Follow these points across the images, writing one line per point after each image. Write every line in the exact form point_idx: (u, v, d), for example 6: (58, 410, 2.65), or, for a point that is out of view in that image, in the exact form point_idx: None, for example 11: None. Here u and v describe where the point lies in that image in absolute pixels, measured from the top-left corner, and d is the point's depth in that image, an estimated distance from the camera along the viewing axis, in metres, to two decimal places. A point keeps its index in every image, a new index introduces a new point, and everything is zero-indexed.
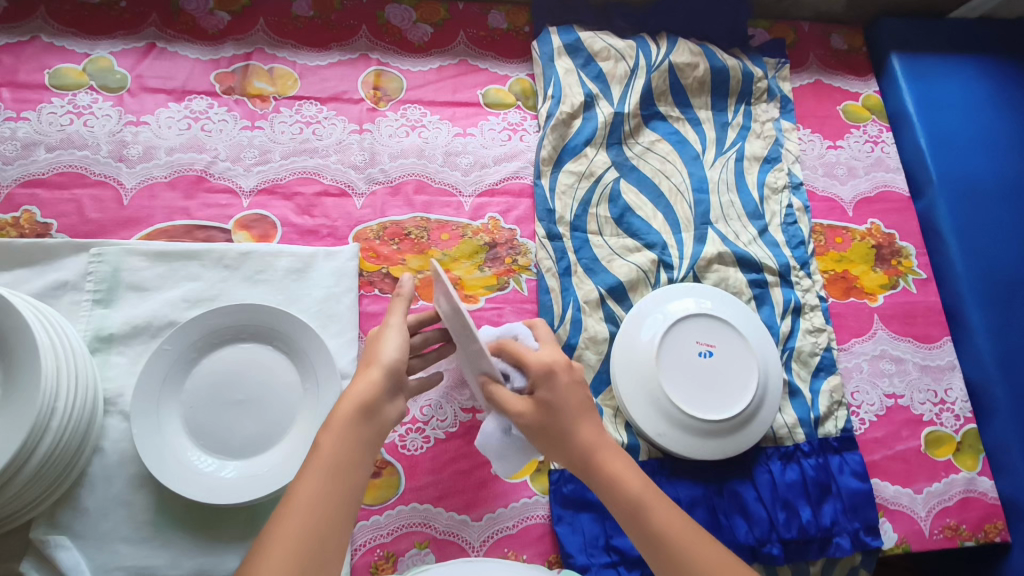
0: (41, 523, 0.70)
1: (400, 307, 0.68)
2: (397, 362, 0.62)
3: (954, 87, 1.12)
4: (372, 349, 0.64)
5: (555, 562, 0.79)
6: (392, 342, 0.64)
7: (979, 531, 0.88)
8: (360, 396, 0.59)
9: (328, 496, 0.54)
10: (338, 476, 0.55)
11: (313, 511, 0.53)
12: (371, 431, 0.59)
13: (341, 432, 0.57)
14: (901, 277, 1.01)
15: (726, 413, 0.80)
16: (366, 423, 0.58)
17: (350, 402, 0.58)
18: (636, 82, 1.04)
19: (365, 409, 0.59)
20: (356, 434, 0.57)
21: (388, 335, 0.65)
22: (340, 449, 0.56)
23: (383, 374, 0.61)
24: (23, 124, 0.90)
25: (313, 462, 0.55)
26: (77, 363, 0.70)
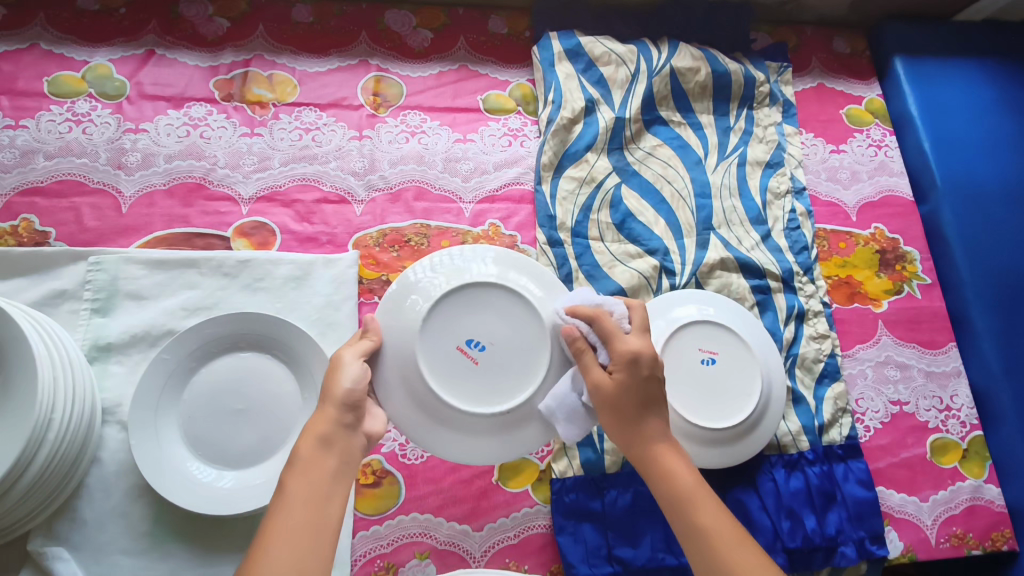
0: (39, 534, 0.69)
1: (365, 345, 0.65)
2: (351, 395, 0.61)
3: (958, 90, 1.11)
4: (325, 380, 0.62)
5: (556, 572, 0.78)
6: (346, 374, 0.62)
7: (986, 540, 0.86)
8: (318, 428, 0.58)
9: (303, 529, 0.53)
10: (310, 508, 0.54)
11: (290, 543, 0.51)
12: (335, 461, 0.58)
13: (302, 469, 0.56)
14: (905, 282, 1.01)
15: (727, 422, 0.79)
16: (327, 453, 0.58)
17: (310, 438, 0.58)
18: (637, 86, 1.03)
19: (324, 440, 0.58)
20: (321, 467, 0.57)
21: (348, 366, 0.63)
22: (308, 482, 0.55)
23: (340, 407, 0.60)
24: (22, 132, 0.90)
25: (282, 497, 0.54)
26: (74, 372, 0.70)
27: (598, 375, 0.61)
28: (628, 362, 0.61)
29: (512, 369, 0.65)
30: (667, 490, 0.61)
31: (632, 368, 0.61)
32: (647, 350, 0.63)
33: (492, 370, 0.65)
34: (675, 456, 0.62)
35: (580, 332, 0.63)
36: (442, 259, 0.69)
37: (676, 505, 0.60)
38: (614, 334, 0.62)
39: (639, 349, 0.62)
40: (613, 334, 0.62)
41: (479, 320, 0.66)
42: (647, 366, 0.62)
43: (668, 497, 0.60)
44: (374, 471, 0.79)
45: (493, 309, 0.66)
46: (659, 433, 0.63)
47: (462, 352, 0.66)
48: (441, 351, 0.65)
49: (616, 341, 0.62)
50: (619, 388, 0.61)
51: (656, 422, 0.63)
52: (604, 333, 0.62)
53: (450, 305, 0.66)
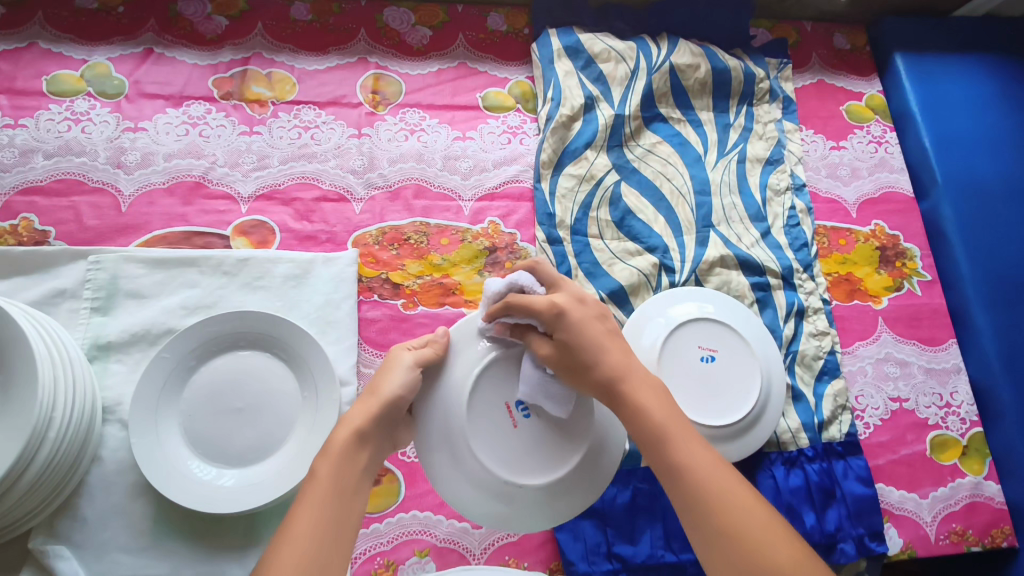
0: (41, 533, 0.70)
1: (425, 354, 0.65)
2: (398, 398, 0.62)
3: (959, 86, 1.11)
4: (377, 378, 0.63)
5: (556, 569, 0.78)
6: (398, 376, 0.63)
7: (986, 536, 0.87)
8: (355, 421, 0.60)
9: (331, 516, 0.54)
10: (340, 497, 0.55)
11: (319, 527, 0.52)
12: (367, 456, 0.60)
13: (337, 458, 0.58)
14: (905, 279, 1.00)
15: (727, 419, 0.79)
16: (361, 448, 0.59)
17: (347, 430, 0.60)
18: (637, 84, 1.03)
19: (360, 436, 0.60)
20: (354, 460, 0.58)
21: (399, 367, 0.64)
22: (341, 472, 0.57)
23: (384, 407, 0.61)
24: (21, 131, 0.90)
25: (314, 482, 0.56)
26: (74, 370, 0.70)
27: (543, 348, 0.62)
28: (555, 317, 0.61)
29: (546, 444, 0.64)
30: (638, 426, 0.58)
31: (563, 322, 0.61)
32: (569, 300, 0.63)
33: (528, 441, 0.64)
34: (643, 392, 0.59)
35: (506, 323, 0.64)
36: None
37: (651, 441, 0.57)
38: (528, 300, 0.62)
39: (561, 302, 0.62)
40: (527, 305, 0.62)
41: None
42: (575, 314, 0.62)
43: (642, 433, 0.57)
44: None
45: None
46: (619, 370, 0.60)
47: (509, 412, 0.65)
48: (490, 406, 0.64)
49: (533, 304, 0.62)
50: (562, 348, 0.61)
51: (613, 360, 0.60)
52: (523, 304, 0.62)
53: (516, 360, 0.65)
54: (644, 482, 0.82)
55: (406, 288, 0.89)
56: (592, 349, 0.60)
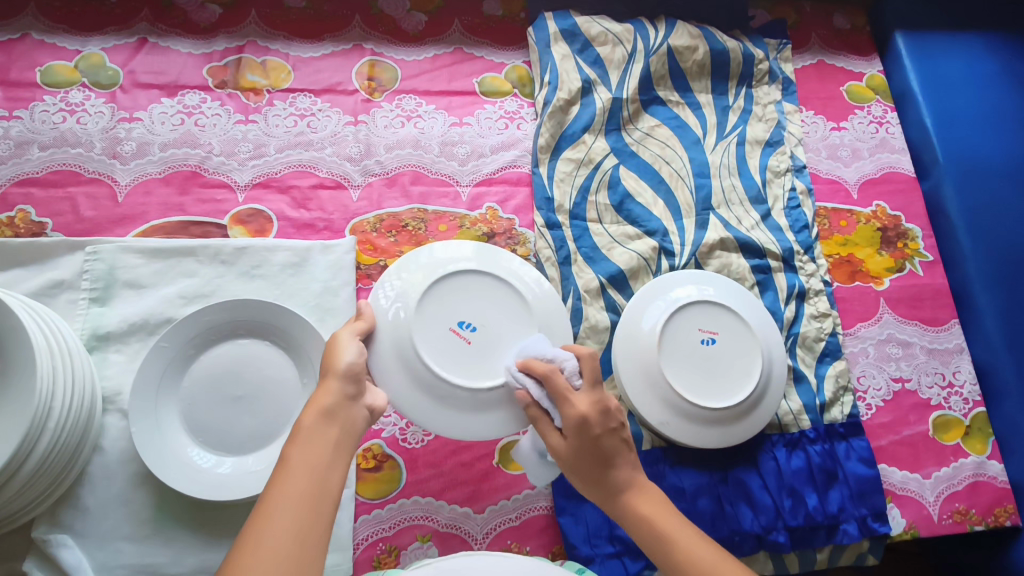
0: (42, 523, 0.70)
1: (359, 326, 0.66)
2: (355, 366, 0.61)
3: (960, 65, 1.10)
4: (325, 358, 0.62)
5: (558, 553, 0.78)
6: (349, 350, 0.62)
7: (989, 516, 0.86)
8: (320, 400, 0.57)
9: (302, 496, 0.51)
10: (311, 476, 0.52)
11: (292, 510, 0.49)
12: (337, 431, 0.56)
13: (304, 438, 0.55)
14: (907, 259, 1.00)
15: (728, 402, 0.79)
16: (329, 423, 0.57)
17: (313, 410, 0.57)
18: (634, 67, 1.02)
19: (328, 411, 0.57)
20: (322, 437, 0.55)
21: (347, 344, 0.63)
22: (311, 450, 0.54)
23: (342, 379, 0.59)
24: (16, 123, 0.89)
25: (285, 463, 0.53)
26: (72, 361, 0.70)
27: (551, 443, 0.62)
28: (577, 427, 0.60)
29: (503, 347, 0.70)
30: (642, 534, 0.58)
31: (580, 429, 0.60)
32: (594, 410, 0.60)
33: (483, 349, 0.70)
34: (646, 501, 0.59)
35: (530, 395, 0.65)
36: (425, 252, 0.74)
37: (659, 546, 0.56)
38: (563, 396, 0.62)
39: (586, 410, 0.60)
40: (558, 396, 0.62)
41: (469, 304, 0.71)
42: (596, 427, 0.60)
43: (650, 540, 0.57)
44: (375, 456, 0.79)
45: (481, 293, 0.72)
46: (626, 482, 0.60)
47: (456, 334, 0.70)
48: (436, 334, 0.69)
49: (564, 404, 0.61)
50: (572, 451, 0.61)
51: (624, 472, 0.60)
52: (554, 391, 0.62)
53: (440, 289, 0.71)
54: (646, 465, 0.82)
55: None
56: (603, 460, 0.60)
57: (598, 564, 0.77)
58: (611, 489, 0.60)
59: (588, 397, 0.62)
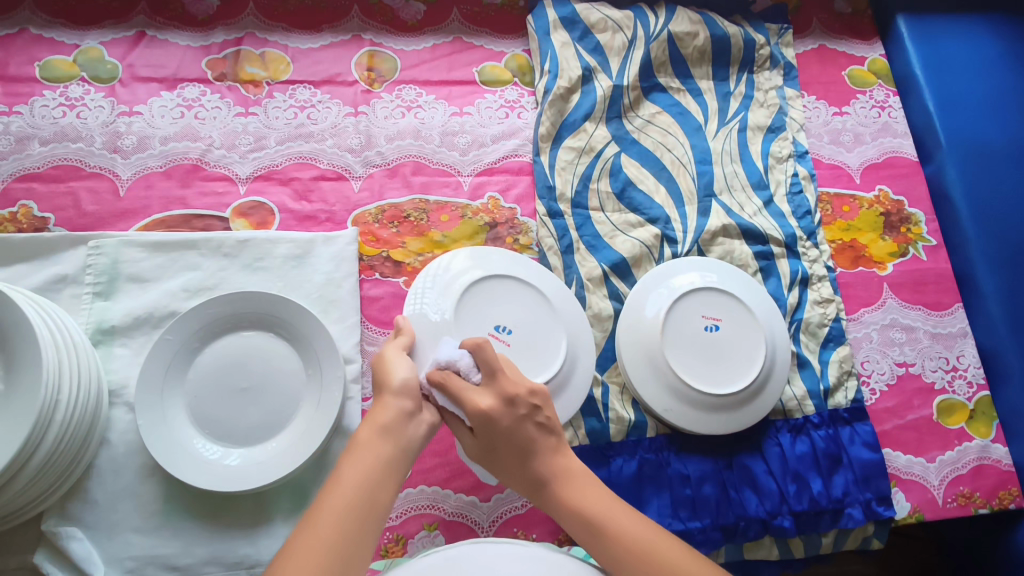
0: (52, 515, 0.70)
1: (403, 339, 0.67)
2: (409, 382, 0.61)
3: (962, 48, 1.09)
4: (379, 375, 0.62)
5: (564, 540, 0.79)
6: (401, 366, 0.62)
7: (994, 499, 0.86)
8: (378, 418, 0.58)
9: (349, 512, 0.53)
10: (360, 493, 0.54)
11: (339, 523, 0.52)
12: (392, 448, 0.57)
13: (360, 453, 0.56)
14: (910, 244, 1.00)
15: (732, 387, 0.79)
16: (386, 440, 0.58)
17: (370, 426, 0.58)
18: (635, 54, 1.02)
19: (385, 429, 0.58)
20: (375, 452, 0.57)
21: (397, 359, 0.64)
22: (364, 467, 0.55)
23: (399, 397, 0.60)
24: (16, 118, 0.89)
25: (335, 479, 0.55)
26: (78, 355, 0.70)
27: (467, 441, 0.64)
28: (483, 425, 0.60)
29: (540, 347, 0.75)
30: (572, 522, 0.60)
31: (490, 427, 0.60)
32: (497, 404, 0.61)
33: (520, 348, 0.74)
34: (574, 490, 0.61)
35: (435, 400, 0.63)
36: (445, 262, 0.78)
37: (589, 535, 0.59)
38: (462, 397, 0.61)
39: (489, 409, 0.60)
40: (460, 397, 0.61)
41: (500, 309, 0.75)
42: (503, 421, 0.60)
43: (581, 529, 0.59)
44: None
45: (508, 299, 0.76)
46: (550, 474, 0.61)
47: (494, 338, 0.74)
48: (477, 340, 0.73)
49: (466, 404, 0.60)
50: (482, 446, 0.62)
51: (543, 462, 0.61)
52: (456, 394, 0.61)
53: (471, 297, 0.75)
54: (650, 452, 0.82)
55: (407, 265, 0.89)
56: (523, 455, 0.61)
57: None
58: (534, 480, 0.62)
59: (489, 390, 0.62)
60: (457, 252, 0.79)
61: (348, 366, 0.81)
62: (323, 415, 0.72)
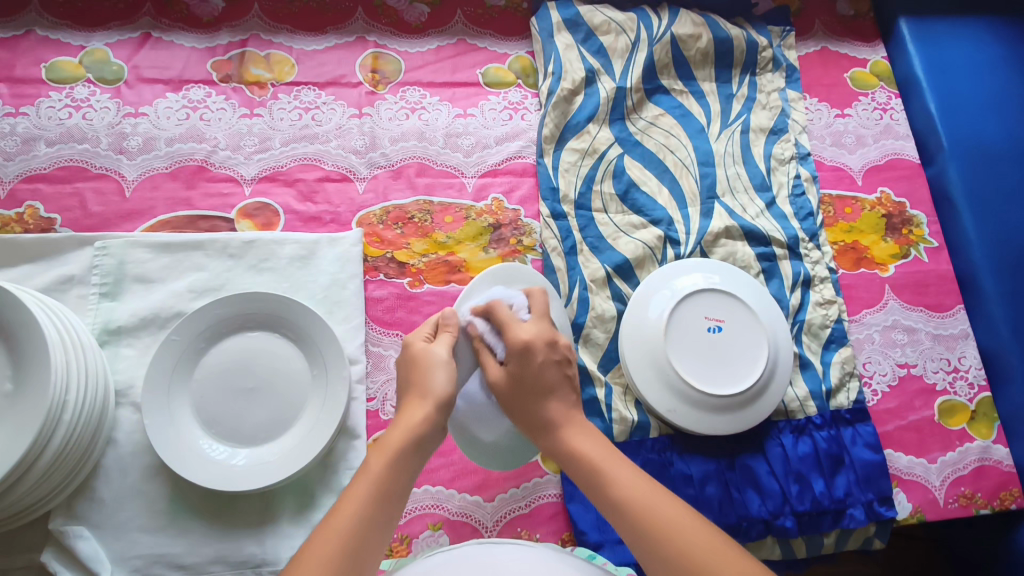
0: (60, 514, 0.71)
1: (447, 340, 0.67)
2: (449, 395, 0.63)
3: (964, 50, 1.09)
4: (420, 378, 0.64)
5: (568, 540, 0.79)
6: (442, 373, 0.64)
7: (995, 499, 0.87)
8: (412, 425, 0.60)
9: (368, 518, 0.53)
10: (380, 500, 0.55)
11: (357, 527, 0.52)
12: (417, 461, 0.59)
13: (387, 458, 0.57)
14: (912, 246, 1.00)
15: (735, 388, 0.79)
16: (415, 454, 0.59)
17: (402, 432, 0.59)
18: (637, 56, 1.02)
19: (416, 439, 0.59)
20: (405, 464, 0.58)
21: (438, 363, 0.65)
22: (390, 472, 0.56)
23: (438, 408, 0.62)
24: (23, 119, 0.90)
25: (359, 480, 0.55)
26: (85, 354, 0.70)
27: (493, 373, 0.67)
28: (519, 353, 0.65)
29: None
30: (578, 468, 0.62)
31: (525, 357, 0.65)
32: (538, 339, 0.66)
33: None
34: (582, 437, 0.63)
35: (478, 330, 0.69)
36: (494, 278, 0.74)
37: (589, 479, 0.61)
38: (508, 325, 0.67)
39: (533, 339, 0.66)
40: (506, 323, 0.67)
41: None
42: (540, 354, 0.65)
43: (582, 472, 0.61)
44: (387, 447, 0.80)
45: None
46: (562, 417, 0.65)
47: None
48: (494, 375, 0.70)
49: (509, 333, 0.67)
50: (509, 382, 0.65)
51: (558, 406, 0.65)
52: (500, 321, 0.68)
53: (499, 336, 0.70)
54: (653, 452, 0.83)
55: (411, 266, 0.89)
56: (541, 392, 0.65)
57: (608, 549, 0.78)
58: (546, 422, 0.64)
59: (534, 326, 0.68)
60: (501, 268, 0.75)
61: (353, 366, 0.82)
62: (330, 414, 0.73)
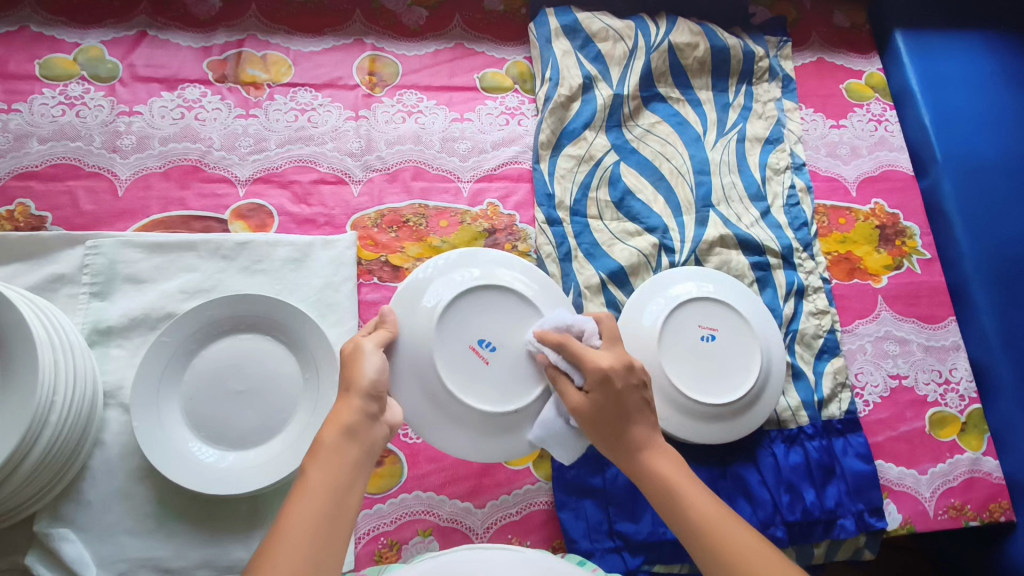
0: (44, 516, 0.70)
1: (382, 337, 0.66)
2: (376, 384, 0.61)
3: (957, 63, 1.11)
4: (348, 372, 0.62)
5: (559, 547, 0.79)
6: (370, 362, 0.62)
7: (985, 511, 0.87)
8: (343, 419, 0.58)
9: (319, 519, 0.52)
10: (326, 498, 0.54)
11: (308, 526, 0.52)
12: (357, 451, 0.58)
13: (324, 457, 0.56)
14: (904, 257, 1.01)
15: (729, 397, 0.79)
16: (350, 443, 0.58)
17: (335, 428, 0.58)
18: (635, 63, 1.02)
19: (349, 431, 0.58)
20: (343, 456, 0.57)
21: (370, 356, 0.63)
22: (328, 470, 0.55)
23: (365, 397, 0.60)
24: (15, 116, 0.89)
25: (303, 482, 0.55)
26: (73, 354, 0.69)
27: (573, 399, 0.64)
28: (600, 381, 0.63)
29: (520, 372, 0.69)
30: (651, 486, 0.62)
31: (606, 385, 0.63)
32: (617, 364, 0.64)
33: (499, 370, 0.69)
34: (664, 461, 0.63)
35: (548, 358, 0.67)
36: (453, 259, 0.73)
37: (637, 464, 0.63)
38: (584, 355, 0.64)
39: (607, 365, 0.63)
40: (580, 356, 0.65)
41: (484, 320, 0.70)
42: (620, 382, 0.63)
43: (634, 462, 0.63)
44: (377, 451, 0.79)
45: (503, 311, 0.71)
46: (644, 441, 0.63)
47: (475, 351, 0.69)
48: (456, 348, 0.69)
49: (585, 361, 0.64)
50: (593, 407, 0.63)
51: (643, 429, 0.64)
52: (575, 355, 0.65)
53: (458, 309, 0.69)
54: None
55: (406, 270, 0.89)
56: (622, 416, 0.63)
57: (599, 558, 0.77)
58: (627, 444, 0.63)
59: (610, 353, 0.66)
60: (458, 255, 0.73)
61: None
62: (317, 421, 0.72)
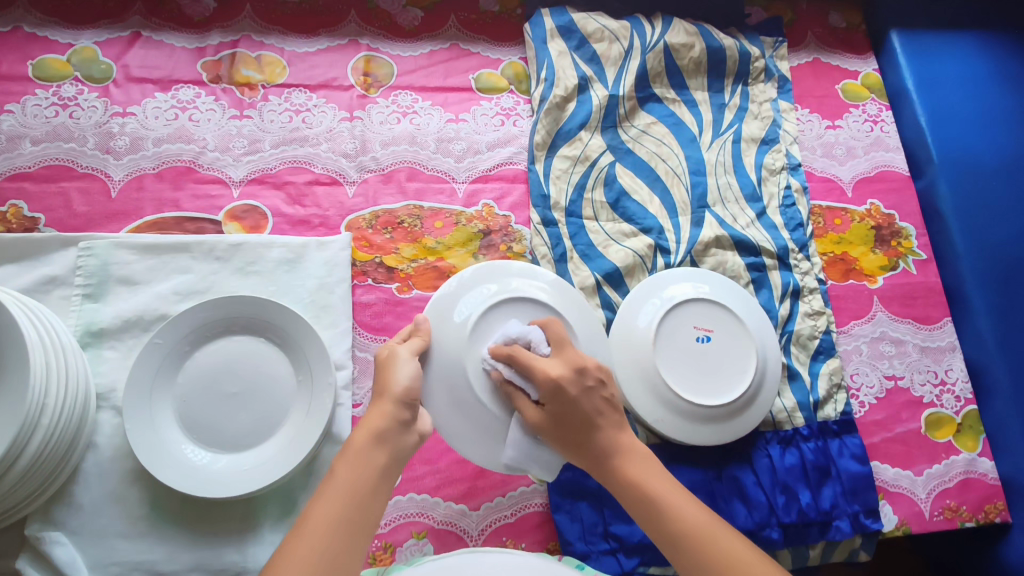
0: (36, 520, 0.69)
1: (416, 343, 0.67)
2: (409, 391, 0.61)
3: (953, 63, 1.10)
4: (381, 377, 0.62)
5: (554, 550, 0.78)
6: (403, 369, 0.63)
7: (980, 512, 0.87)
8: (373, 423, 0.59)
9: (342, 522, 0.53)
10: (352, 502, 0.54)
11: (328, 530, 0.52)
12: (386, 457, 0.58)
13: (353, 458, 0.56)
14: (900, 258, 1.00)
15: (724, 398, 0.79)
16: (380, 449, 0.58)
17: (366, 432, 0.58)
18: (630, 63, 1.02)
19: (380, 436, 0.58)
20: (372, 462, 0.57)
21: (401, 362, 0.64)
22: (355, 474, 0.56)
23: (398, 403, 0.60)
24: (7, 117, 0.88)
25: (327, 483, 0.55)
26: (66, 357, 0.69)
27: (530, 412, 0.65)
28: (552, 392, 0.63)
29: None
30: (629, 495, 0.61)
31: (557, 397, 0.63)
32: (566, 372, 0.64)
33: None
34: (637, 465, 0.62)
35: (502, 374, 0.66)
36: (483, 272, 0.74)
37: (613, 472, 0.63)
38: (534, 366, 0.64)
39: (556, 375, 0.63)
40: (529, 368, 0.64)
41: None
42: (571, 390, 0.63)
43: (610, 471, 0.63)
44: None
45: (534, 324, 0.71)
46: (613, 445, 0.63)
47: None
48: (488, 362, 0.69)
49: (536, 372, 0.64)
50: (550, 420, 0.64)
51: (607, 436, 0.63)
52: (524, 367, 0.65)
53: (490, 322, 0.70)
54: None
55: (400, 271, 0.89)
56: (585, 424, 0.63)
57: (594, 560, 0.77)
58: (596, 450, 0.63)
59: (559, 360, 0.65)
60: (490, 268, 0.74)
61: (340, 372, 0.81)
62: (311, 423, 0.72)
